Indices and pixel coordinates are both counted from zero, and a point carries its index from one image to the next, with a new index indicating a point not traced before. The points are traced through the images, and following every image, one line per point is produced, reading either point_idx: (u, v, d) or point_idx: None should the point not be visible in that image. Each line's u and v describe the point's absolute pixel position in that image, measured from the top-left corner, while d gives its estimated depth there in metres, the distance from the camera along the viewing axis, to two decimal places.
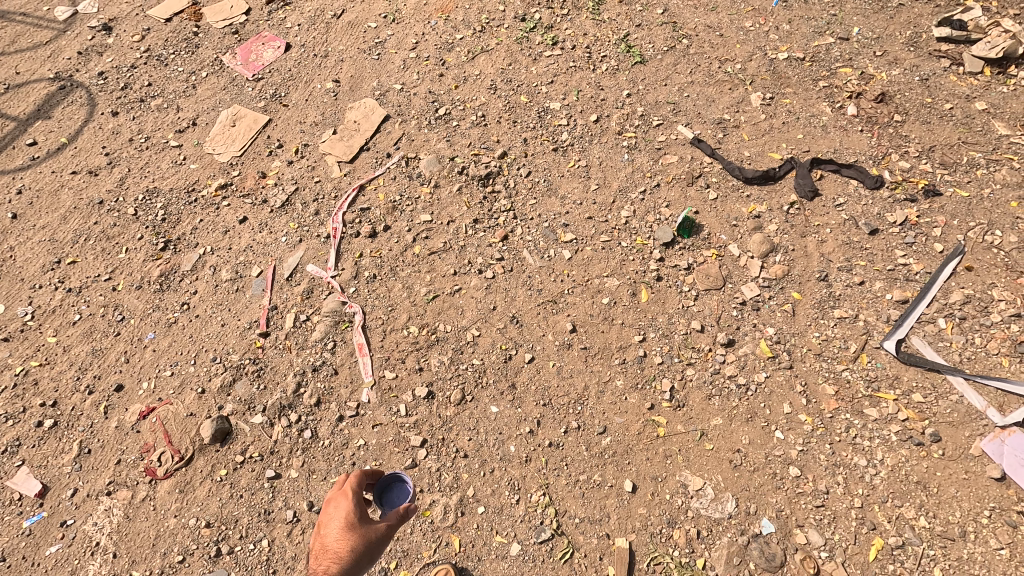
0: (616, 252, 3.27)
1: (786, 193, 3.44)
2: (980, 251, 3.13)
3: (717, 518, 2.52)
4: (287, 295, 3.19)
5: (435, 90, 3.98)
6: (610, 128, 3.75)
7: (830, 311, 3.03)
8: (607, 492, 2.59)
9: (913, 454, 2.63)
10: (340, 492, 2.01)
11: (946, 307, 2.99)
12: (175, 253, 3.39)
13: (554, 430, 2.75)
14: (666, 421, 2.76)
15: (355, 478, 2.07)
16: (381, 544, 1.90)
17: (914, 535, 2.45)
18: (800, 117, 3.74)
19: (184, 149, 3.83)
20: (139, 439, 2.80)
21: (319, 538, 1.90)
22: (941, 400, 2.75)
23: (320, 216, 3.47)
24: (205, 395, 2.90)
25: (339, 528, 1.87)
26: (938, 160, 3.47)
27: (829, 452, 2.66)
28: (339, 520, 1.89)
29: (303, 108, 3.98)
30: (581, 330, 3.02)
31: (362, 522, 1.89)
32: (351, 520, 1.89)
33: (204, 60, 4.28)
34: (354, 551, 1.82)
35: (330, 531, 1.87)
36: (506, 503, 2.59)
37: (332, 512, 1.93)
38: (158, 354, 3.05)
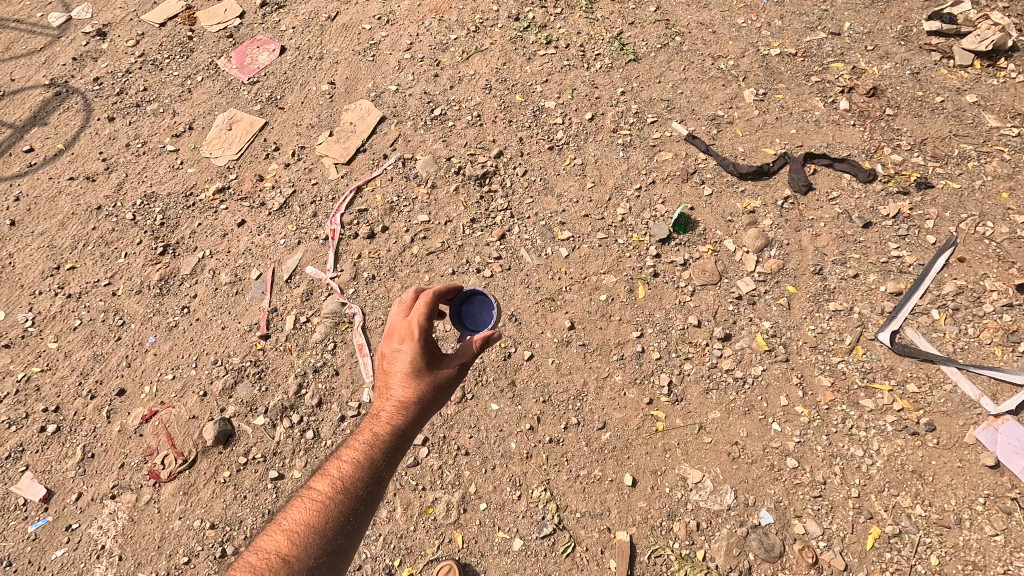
0: (612, 249, 3.30)
1: (780, 187, 3.47)
2: (973, 242, 3.17)
3: (716, 510, 2.55)
4: (287, 297, 3.21)
5: (431, 91, 4.00)
6: (605, 126, 3.77)
7: (825, 304, 3.07)
8: (607, 486, 2.62)
9: (908, 443, 2.67)
10: (405, 333, 1.99)
11: (939, 298, 3.03)
12: (174, 257, 3.40)
13: (554, 426, 2.78)
14: (665, 416, 2.79)
15: (421, 312, 2.01)
16: (445, 387, 1.98)
17: (910, 523, 2.49)
18: (793, 112, 3.77)
19: (181, 153, 3.83)
20: (142, 442, 2.82)
21: (388, 373, 1.98)
22: (935, 390, 2.79)
23: (318, 217, 3.49)
24: (207, 398, 2.92)
25: (404, 373, 1.95)
26: (930, 153, 3.51)
27: (825, 443, 2.69)
28: (404, 364, 1.95)
29: (299, 110, 3.99)
30: (580, 327, 3.04)
31: (425, 369, 1.95)
32: (415, 369, 1.94)
33: (199, 64, 4.29)
34: (419, 397, 1.92)
35: (397, 372, 1.95)
36: (508, 499, 2.62)
37: (398, 350, 1.98)
38: (159, 358, 3.06)
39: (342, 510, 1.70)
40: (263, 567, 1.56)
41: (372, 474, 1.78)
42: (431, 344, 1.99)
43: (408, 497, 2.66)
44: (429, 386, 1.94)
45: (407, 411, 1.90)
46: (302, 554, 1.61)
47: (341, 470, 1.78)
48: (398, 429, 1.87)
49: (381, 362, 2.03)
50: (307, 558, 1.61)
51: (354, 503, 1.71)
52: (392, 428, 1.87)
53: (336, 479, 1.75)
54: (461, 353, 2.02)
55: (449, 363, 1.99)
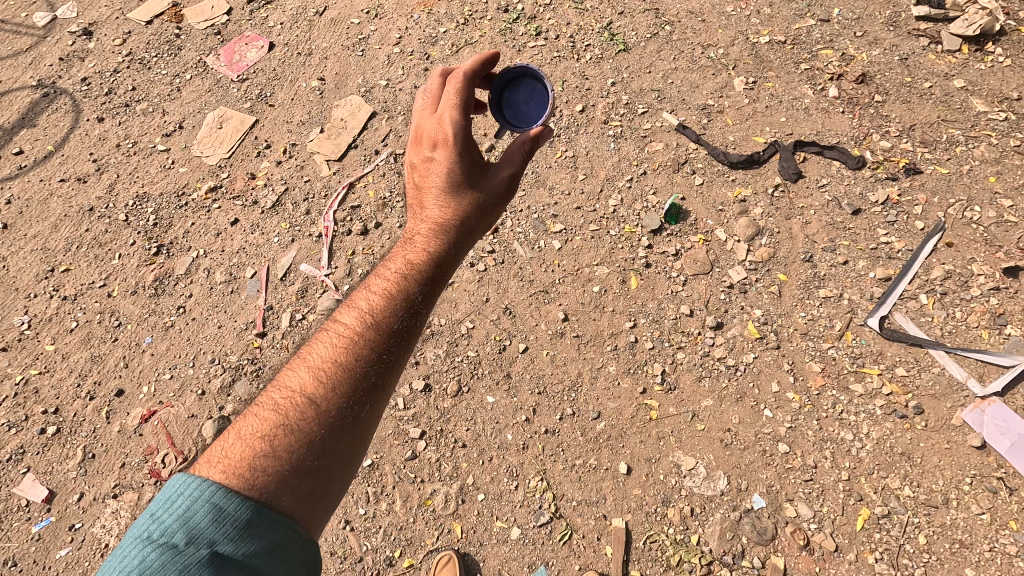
0: (605, 240, 3.32)
1: (770, 175, 3.49)
2: (960, 226, 3.21)
3: (710, 495, 2.60)
4: (282, 295, 3.23)
5: (421, 85, 3.99)
6: (595, 118, 3.78)
7: (815, 291, 3.10)
8: (603, 474, 2.67)
9: (897, 426, 2.72)
10: (438, 142, 1.99)
11: (927, 283, 3.07)
12: (168, 257, 3.41)
13: (550, 417, 2.82)
14: (658, 404, 2.83)
15: (453, 121, 1.96)
16: (477, 213, 2.02)
17: (898, 504, 2.55)
18: (783, 100, 3.78)
19: (172, 152, 3.82)
20: (142, 442, 2.85)
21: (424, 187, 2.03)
22: (923, 373, 2.84)
23: (311, 215, 3.49)
24: (205, 397, 2.94)
25: (441, 191, 1.99)
26: (918, 139, 3.53)
27: (816, 427, 2.74)
28: (442, 177, 1.98)
29: (289, 107, 3.98)
30: (574, 318, 3.07)
31: (459, 189, 1.98)
32: (451, 186, 1.98)
33: (188, 62, 4.26)
34: (452, 221, 1.97)
35: (434, 189, 2.00)
36: (506, 490, 2.66)
37: (433, 162, 2.00)
38: (156, 358, 3.08)
39: (373, 350, 1.63)
40: (288, 407, 1.48)
41: (406, 307, 1.74)
42: (463, 163, 1.99)
43: (407, 489, 2.70)
44: (464, 205, 1.98)
45: (442, 235, 1.95)
46: (329, 392, 1.53)
47: (373, 303, 1.73)
48: (433, 250, 1.91)
49: (415, 178, 2.07)
50: (338, 391, 1.54)
51: (389, 332, 1.67)
52: (427, 253, 1.89)
53: (366, 314, 1.69)
54: (497, 171, 2.08)
55: (481, 189, 2.02)
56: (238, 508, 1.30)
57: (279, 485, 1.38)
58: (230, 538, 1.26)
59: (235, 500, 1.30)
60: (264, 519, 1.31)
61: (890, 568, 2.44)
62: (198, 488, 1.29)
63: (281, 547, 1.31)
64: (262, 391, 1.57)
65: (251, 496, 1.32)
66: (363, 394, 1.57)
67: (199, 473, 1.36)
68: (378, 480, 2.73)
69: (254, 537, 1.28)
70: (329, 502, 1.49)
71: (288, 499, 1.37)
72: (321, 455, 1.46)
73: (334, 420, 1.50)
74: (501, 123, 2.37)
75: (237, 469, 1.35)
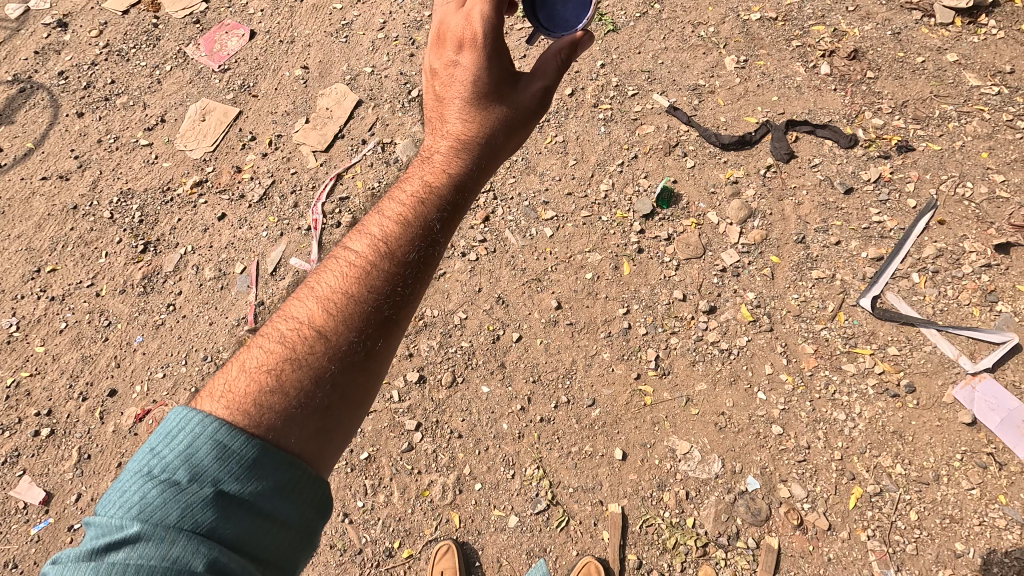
0: (597, 226, 3.30)
1: (762, 156, 3.45)
2: (952, 203, 3.20)
3: (705, 478, 2.62)
4: (273, 290, 3.20)
5: (407, 71, 3.91)
6: (585, 101, 3.72)
7: (808, 273, 3.10)
8: (599, 461, 2.69)
9: (889, 405, 2.74)
10: (459, 57, 1.94)
11: (919, 262, 3.07)
12: (156, 254, 3.36)
13: (545, 405, 2.82)
14: (652, 390, 2.84)
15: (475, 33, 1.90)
16: (503, 128, 1.95)
17: (890, 482, 2.58)
18: (774, 78, 3.73)
19: (155, 147, 3.75)
20: (137, 441, 2.84)
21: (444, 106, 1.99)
22: (915, 352, 2.85)
23: (299, 207, 3.45)
24: (199, 394, 2.94)
25: (461, 109, 1.94)
26: (910, 115, 3.50)
27: (809, 408, 2.76)
28: (462, 96, 1.94)
29: (273, 97, 3.90)
30: (567, 306, 3.06)
31: (483, 102, 1.93)
32: (472, 104, 1.93)
33: (167, 53, 4.16)
34: (476, 136, 1.91)
35: (454, 108, 1.96)
36: (502, 478, 2.68)
37: (455, 79, 1.95)
38: (148, 357, 3.06)
39: (388, 281, 1.53)
40: (296, 339, 1.41)
41: (422, 236, 1.63)
42: (488, 72, 1.93)
43: (404, 481, 2.71)
44: (489, 117, 1.93)
45: (463, 151, 1.90)
46: (340, 323, 1.44)
47: (388, 228, 1.63)
48: (453, 170, 1.85)
49: (437, 90, 2.02)
50: (349, 322, 1.45)
51: (405, 254, 1.57)
52: (448, 172, 1.84)
53: (380, 240, 1.60)
54: (520, 84, 1.99)
55: (505, 102, 1.95)
56: (244, 446, 1.24)
57: (287, 419, 1.31)
58: (235, 477, 1.20)
59: (240, 438, 1.24)
60: (270, 459, 1.25)
61: (882, 545, 2.48)
62: (200, 425, 1.23)
63: (288, 487, 1.25)
64: (269, 322, 1.50)
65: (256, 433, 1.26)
66: (377, 321, 1.48)
67: (203, 408, 1.30)
68: (375, 473, 2.74)
69: (260, 476, 1.22)
70: (341, 438, 1.41)
71: (297, 433, 1.30)
72: (332, 393, 1.38)
73: (345, 352, 1.43)
74: (534, 26, 2.12)
75: (242, 405, 1.29)
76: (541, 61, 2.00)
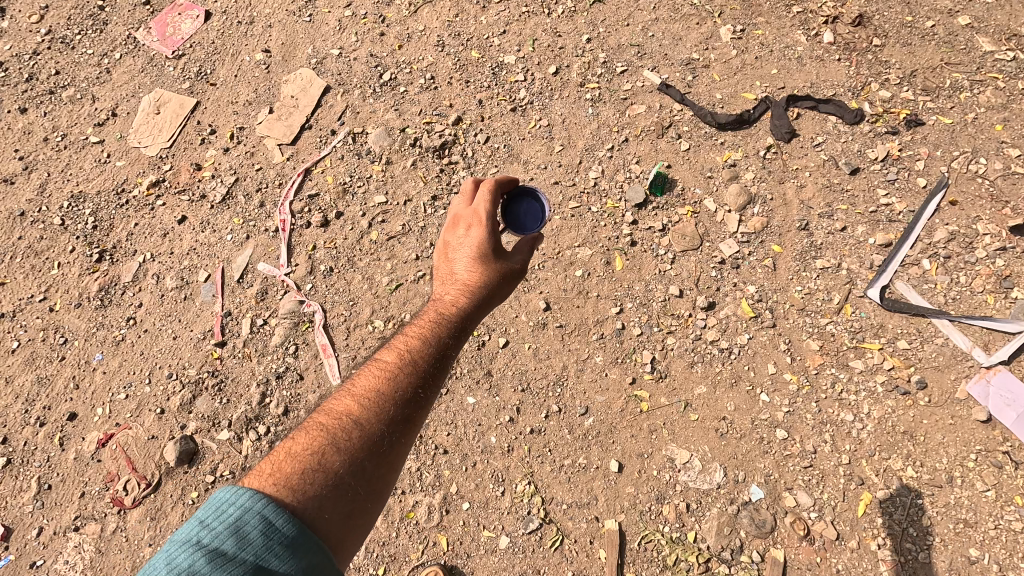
0: (586, 218, 3.07)
1: (762, 136, 3.21)
2: (965, 182, 2.98)
3: (706, 489, 2.48)
4: (240, 299, 2.97)
5: (377, 52, 3.61)
6: (571, 80, 3.44)
7: (812, 262, 2.90)
8: (593, 474, 2.53)
9: (899, 404, 2.58)
10: (469, 220, 1.88)
11: (930, 247, 2.87)
12: (112, 263, 3.12)
13: (535, 416, 2.65)
14: (649, 395, 2.66)
15: (486, 202, 1.87)
16: (509, 281, 1.86)
17: (901, 486, 2.44)
18: (773, 49, 3.46)
19: (107, 144, 3.46)
20: (101, 468, 2.66)
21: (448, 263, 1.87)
22: (926, 345, 2.68)
23: (265, 207, 3.19)
24: (165, 416, 2.74)
25: (468, 258, 1.82)
26: (920, 86, 3.25)
27: (815, 410, 2.60)
28: (470, 248, 1.83)
29: (233, 86, 3.60)
30: (556, 307, 2.86)
31: (493, 255, 1.83)
32: (481, 255, 1.81)
33: (115, 39, 3.81)
34: (484, 284, 1.79)
35: (460, 258, 1.83)
36: (491, 496, 2.52)
37: (461, 238, 1.86)
38: (109, 376, 2.86)
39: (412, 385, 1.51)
40: (336, 422, 1.43)
41: (442, 348, 1.62)
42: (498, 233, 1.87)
43: (388, 502, 2.55)
44: (498, 273, 1.82)
45: (468, 301, 1.76)
46: (376, 413, 1.44)
47: (410, 343, 1.61)
48: (456, 316, 1.71)
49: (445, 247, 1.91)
50: (382, 415, 1.45)
51: (427, 366, 1.56)
52: (452, 319, 1.70)
53: (406, 350, 1.59)
54: (522, 252, 1.90)
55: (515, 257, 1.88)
56: (285, 524, 1.22)
57: (322, 500, 1.30)
58: (276, 554, 1.18)
59: (283, 515, 1.23)
60: (306, 541, 1.23)
61: (893, 554, 2.35)
62: (250, 499, 1.23)
63: (314, 574, 1.21)
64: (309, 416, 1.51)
65: (296, 511, 1.26)
66: (404, 420, 1.48)
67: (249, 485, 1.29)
68: None
69: (297, 557, 1.20)
70: (359, 534, 1.38)
71: (328, 517, 1.29)
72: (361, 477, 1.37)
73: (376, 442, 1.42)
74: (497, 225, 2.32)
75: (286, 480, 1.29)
76: (532, 234, 1.99)
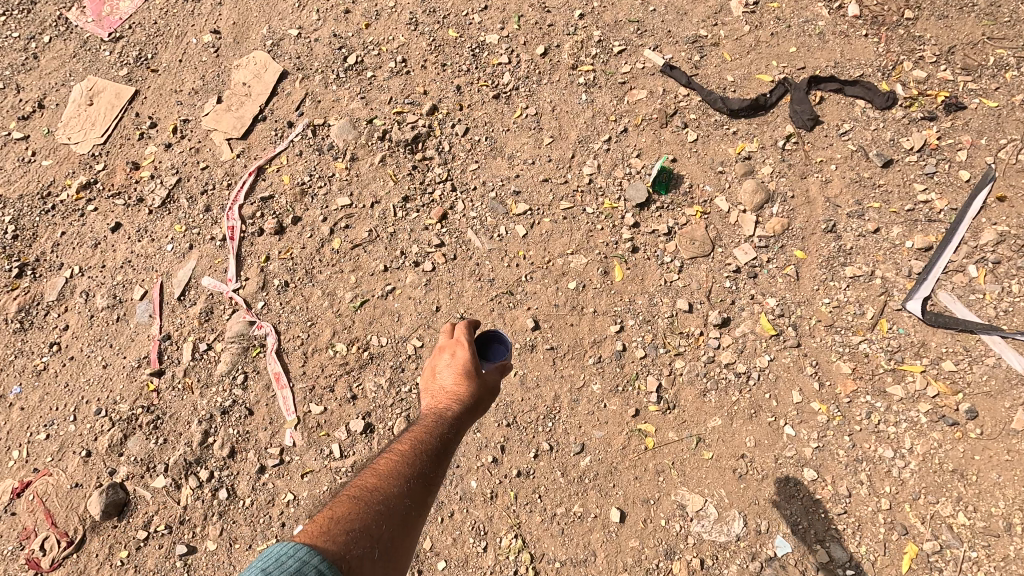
0: (580, 221, 2.67)
1: (780, 124, 2.81)
2: (1015, 174, 2.59)
3: (723, 542, 2.11)
4: (181, 319, 2.57)
5: (342, 32, 3.18)
6: (561, 62, 3.02)
7: (841, 270, 2.51)
8: (591, 525, 2.16)
9: (947, 437, 2.21)
10: (448, 343, 1.69)
11: (977, 251, 2.48)
12: (35, 279, 2.70)
13: (522, 455, 2.27)
14: (655, 429, 2.29)
15: (465, 327, 1.72)
16: (494, 394, 1.61)
17: (952, 536, 2.08)
18: (792, 24, 3.04)
19: (32, 140, 3.03)
20: (16, 523, 2.27)
21: (429, 385, 1.63)
22: (976, 366, 2.30)
23: (212, 212, 2.77)
24: (91, 459, 2.35)
25: (454, 371, 1.59)
26: (959, 65, 2.85)
27: (848, 445, 2.23)
28: (456, 363, 1.61)
29: (177, 72, 3.16)
30: (546, 326, 2.47)
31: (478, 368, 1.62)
32: (470, 368, 1.60)
33: (45, 20, 3.36)
34: (474, 395, 1.55)
35: (445, 374, 1.60)
36: (472, 553, 2.15)
37: (446, 359, 1.64)
38: (28, 413, 2.46)
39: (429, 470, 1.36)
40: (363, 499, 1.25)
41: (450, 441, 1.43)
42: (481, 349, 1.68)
43: None
44: (487, 384, 1.60)
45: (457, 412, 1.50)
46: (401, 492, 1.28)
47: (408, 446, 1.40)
48: (447, 424, 1.46)
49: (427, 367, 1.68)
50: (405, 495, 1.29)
51: (433, 460, 1.38)
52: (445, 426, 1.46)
53: (412, 445, 1.40)
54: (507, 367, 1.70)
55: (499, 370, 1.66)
56: None
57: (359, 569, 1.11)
58: None
59: None
60: None
61: None
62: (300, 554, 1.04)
63: None
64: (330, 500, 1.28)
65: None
66: (423, 503, 1.33)
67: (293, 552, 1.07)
68: None
69: None
70: None
71: None
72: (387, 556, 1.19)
73: (403, 514, 1.27)
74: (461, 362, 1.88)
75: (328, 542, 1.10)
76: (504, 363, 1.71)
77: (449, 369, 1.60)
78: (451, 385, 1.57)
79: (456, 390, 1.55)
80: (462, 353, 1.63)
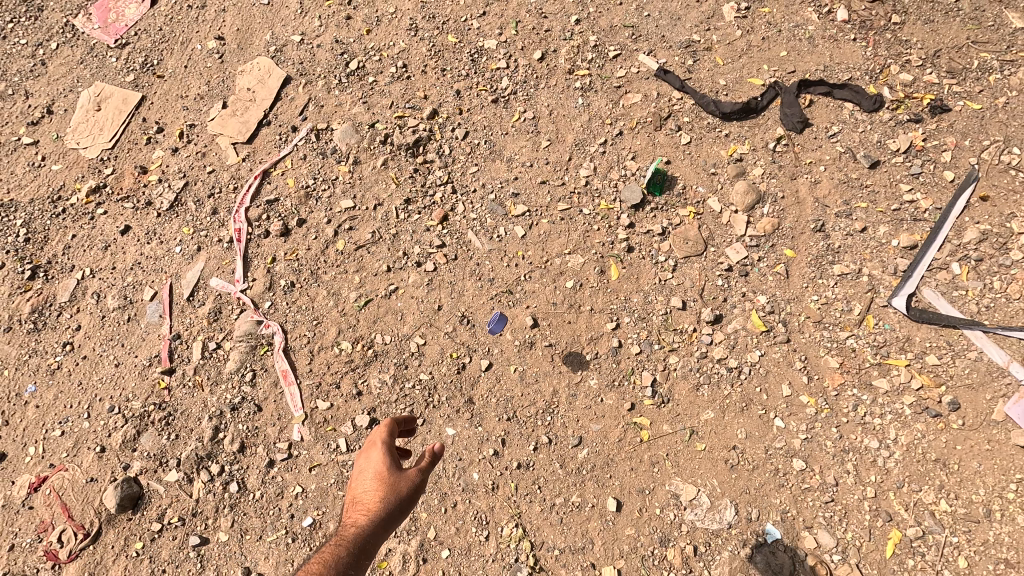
0: (577, 221, 2.75)
1: (771, 126, 2.90)
2: (997, 174, 2.68)
3: (715, 530, 2.20)
4: (191, 319, 2.65)
5: (343, 38, 3.25)
6: (558, 66, 3.10)
7: (829, 268, 2.60)
8: (588, 514, 2.24)
9: (930, 428, 2.30)
10: (369, 441, 1.78)
11: (961, 249, 2.57)
12: (48, 281, 2.78)
13: (522, 448, 2.36)
14: (650, 422, 2.37)
15: (384, 424, 1.78)
16: (414, 495, 1.69)
17: (934, 522, 2.17)
18: (782, 29, 3.12)
19: (42, 145, 3.10)
20: (34, 517, 2.35)
21: (353, 491, 1.72)
22: (958, 360, 2.39)
23: (219, 214, 2.85)
24: (106, 455, 2.43)
25: (371, 483, 1.67)
26: (944, 68, 2.94)
27: (836, 436, 2.32)
28: (371, 473, 1.69)
29: (183, 78, 3.23)
30: (544, 323, 2.56)
31: (395, 474, 1.68)
32: (384, 471, 1.68)
33: (52, 26, 3.43)
34: (387, 507, 1.64)
35: (363, 481, 1.69)
36: (474, 542, 2.23)
37: (364, 465, 1.72)
38: (43, 410, 2.53)
39: None
40: None
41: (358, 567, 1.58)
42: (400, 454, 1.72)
43: None
44: (402, 493, 1.66)
45: (371, 538, 1.62)
46: None
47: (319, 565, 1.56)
48: (356, 549, 1.60)
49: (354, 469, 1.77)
50: None
51: None
52: (355, 549, 1.59)
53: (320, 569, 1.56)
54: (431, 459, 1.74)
55: (417, 470, 1.71)
56: None
57: None
58: None
59: None
60: None
61: None
62: None
63: None
64: None
65: None
66: None
67: None
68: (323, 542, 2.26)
69: None
70: None
71: None
72: None
73: None
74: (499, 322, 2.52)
75: None
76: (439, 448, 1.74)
77: (368, 480, 1.68)
78: (367, 500, 1.66)
79: (369, 509, 1.64)
80: (379, 467, 1.69)
